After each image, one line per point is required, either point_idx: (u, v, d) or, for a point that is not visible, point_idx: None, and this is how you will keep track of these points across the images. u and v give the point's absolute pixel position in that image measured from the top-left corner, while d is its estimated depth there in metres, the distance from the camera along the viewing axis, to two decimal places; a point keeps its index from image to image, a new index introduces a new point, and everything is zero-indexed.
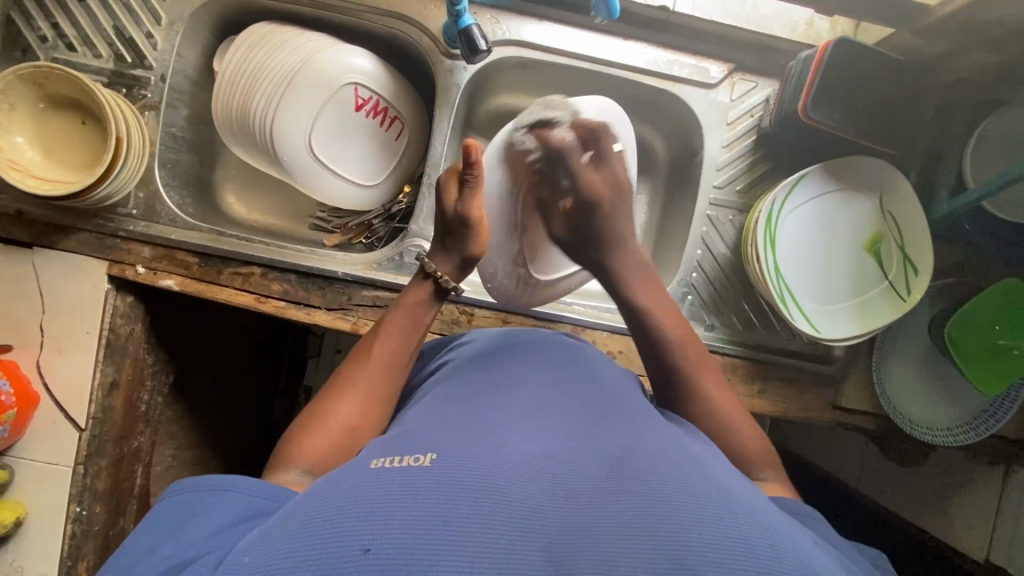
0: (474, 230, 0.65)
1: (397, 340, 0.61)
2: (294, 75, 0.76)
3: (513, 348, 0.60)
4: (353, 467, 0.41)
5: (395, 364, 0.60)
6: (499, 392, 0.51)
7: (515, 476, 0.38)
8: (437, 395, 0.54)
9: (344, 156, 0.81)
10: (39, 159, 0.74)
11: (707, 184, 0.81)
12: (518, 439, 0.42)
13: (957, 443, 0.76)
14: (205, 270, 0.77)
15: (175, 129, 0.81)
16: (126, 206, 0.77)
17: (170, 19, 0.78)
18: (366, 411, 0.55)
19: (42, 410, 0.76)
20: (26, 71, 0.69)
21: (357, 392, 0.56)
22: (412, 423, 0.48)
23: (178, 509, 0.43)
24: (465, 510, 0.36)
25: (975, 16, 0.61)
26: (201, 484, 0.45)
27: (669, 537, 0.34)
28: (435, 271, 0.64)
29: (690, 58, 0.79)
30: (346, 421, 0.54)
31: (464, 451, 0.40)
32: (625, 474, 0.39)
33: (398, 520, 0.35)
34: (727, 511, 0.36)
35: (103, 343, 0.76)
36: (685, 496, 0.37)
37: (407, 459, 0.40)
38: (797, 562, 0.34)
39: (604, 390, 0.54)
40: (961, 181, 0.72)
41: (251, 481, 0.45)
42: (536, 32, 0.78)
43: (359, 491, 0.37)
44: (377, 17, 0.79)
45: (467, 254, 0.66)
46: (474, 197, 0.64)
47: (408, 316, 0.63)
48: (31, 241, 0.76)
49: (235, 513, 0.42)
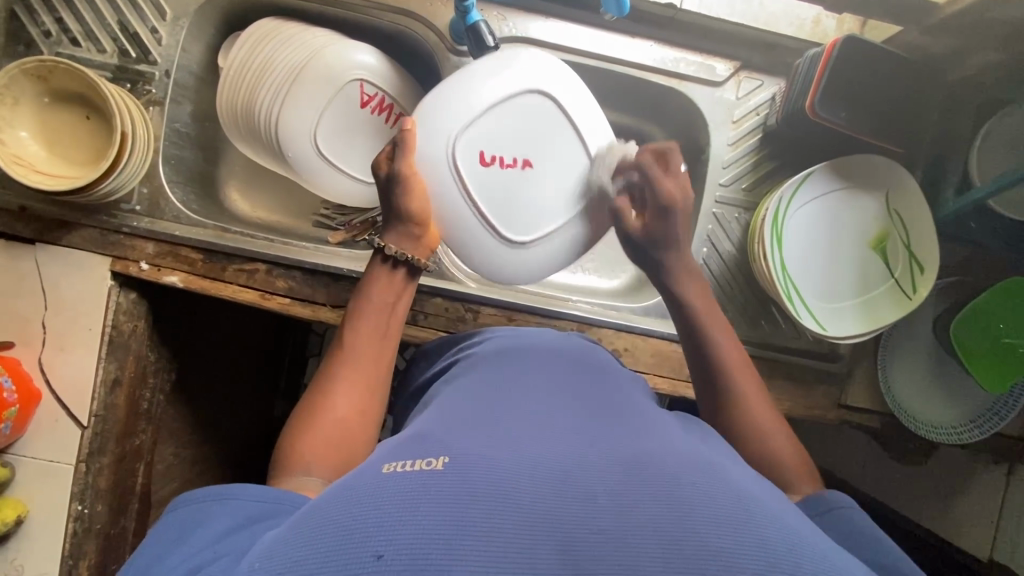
0: (409, 187, 0.62)
1: (375, 328, 0.60)
2: (300, 71, 0.75)
3: (521, 349, 0.60)
4: (364, 471, 0.41)
5: (376, 350, 0.59)
6: (509, 395, 0.50)
7: (529, 478, 0.38)
8: (447, 396, 0.53)
9: (349, 152, 0.80)
10: (42, 155, 0.73)
11: (713, 182, 0.81)
12: (530, 442, 0.42)
13: (961, 440, 0.77)
14: (209, 267, 0.77)
15: (180, 125, 0.81)
16: (130, 202, 0.77)
17: (175, 14, 0.78)
18: (353, 404, 0.55)
19: (44, 407, 0.75)
20: (30, 65, 0.69)
21: (340, 387, 0.56)
22: (425, 423, 0.48)
23: (188, 516, 0.43)
24: (480, 515, 0.35)
25: (982, 14, 0.62)
26: (209, 492, 0.44)
27: (686, 543, 0.34)
28: (382, 245, 0.62)
29: (696, 56, 0.79)
30: (334, 415, 0.53)
31: (476, 454, 0.40)
32: (639, 476, 0.39)
33: (411, 525, 0.34)
34: (746, 517, 0.36)
35: (105, 340, 0.76)
36: (703, 500, 0.37)
37: (420, 463, 0.40)
38: (817, 567, 0.34)
39: (615, 393, 0.53)
40: (966, 179, 0.72)
41: (255, 485, 0.44)
42: (542, 30, 0.78)
43: (371, 495, 0.37)
44: (383, 14, 0.79)
45: (410, 218, 0.63)
46: (405, 155, 0.62)
47: (381, 300, 0.61)
48: (33, 237, 0.75)
49: (245, 516, 0.42)
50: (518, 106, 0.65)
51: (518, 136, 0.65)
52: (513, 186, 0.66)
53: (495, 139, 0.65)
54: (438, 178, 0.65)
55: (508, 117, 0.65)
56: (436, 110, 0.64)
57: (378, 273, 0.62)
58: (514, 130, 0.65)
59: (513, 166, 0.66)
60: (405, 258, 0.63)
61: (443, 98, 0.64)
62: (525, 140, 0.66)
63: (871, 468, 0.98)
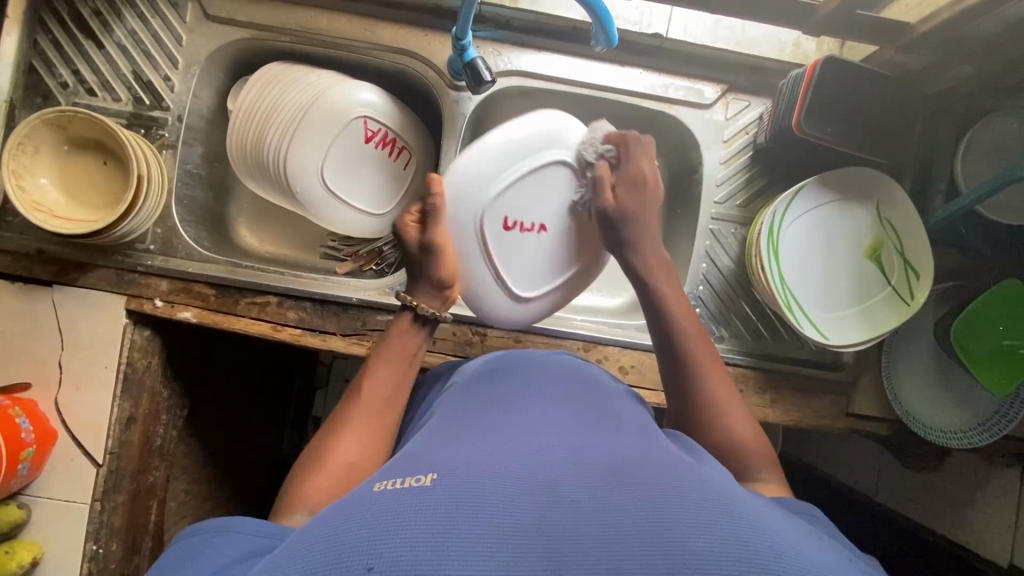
0: (437, 253, 0.66)
1: (389, 378, 0.62)
2: (306, 111, 0.79)
3: (505, 367, 0.61)
4: (356, 492, 0.42)
5: (390, 396, 0.61)
6: (493, 414, 0.51)
7: (515, 489, 0.39)
8: (434, 418, 0.55)
9: (354, 186, 0.83)
10: (61, 200, 0.76)
11: (708, 200, 0.84)
12: (516, 454, 0.43)
13: (971, 445, 0.76)
14: (221, 301, 0.79)
15: (191, 166, 0.84)
16: (144, 241, 0.79)
17: (186, 62, 0.81)
18: (362, 447, 0.56)
19: (60, 447, 0.76)
20: (51, 116, 0.72)
21: (349, 429, 0.57)
22: (417, 443, 0.49)
23: (183, 554, 0.43)
24: (467, 526, 0.36)
25: (954, 31, 0.65)
26: (206, 527, 0.45)
27: (670, 547, 0.35)
28: (413, 303, 0.66)
29: (684, 81, 0.83)
30: (344, 457, 0.54)
31: (464, 469, 0.41)
32: (624, 484, 0.40)
33: (402, 538, 0.35)
34: (724, 519, 0.37)
35: (120, 378, 0.77)
36: (685, 506, 0.38)
37: (409, 480, 0.41)
38: (797, 564, 0.35)
39: (602, 407, 0.54)
40: (953, 186, 0.75)
41: (250, 518, 0.45)
42: (535, 62, 0.82)
43: (364, 511, 0.38)
44: (384, 54, 0.83)
45: (440, 281, 0.67)
46: (434, 225, 0.66)
47: (401, 349, 0.65)
48: (50, 279, 0.77)
49: (241, 552, 0.42)
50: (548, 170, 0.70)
51: (539, 200, 0.71)
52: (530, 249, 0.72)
53: (515, 205, 0.70)
54: (466, 243, 0.69)
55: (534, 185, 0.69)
56: (465, 184, 0.68)
57: (405, 327, 0.66)
58: (540, 191, 0.70)
59: (531, 231, 0.71)
60: (431, 316, 0.67)
61: (471, 172, 0.68)
62: (539, 206, 0.71)
63: (885, 478, 0.98)
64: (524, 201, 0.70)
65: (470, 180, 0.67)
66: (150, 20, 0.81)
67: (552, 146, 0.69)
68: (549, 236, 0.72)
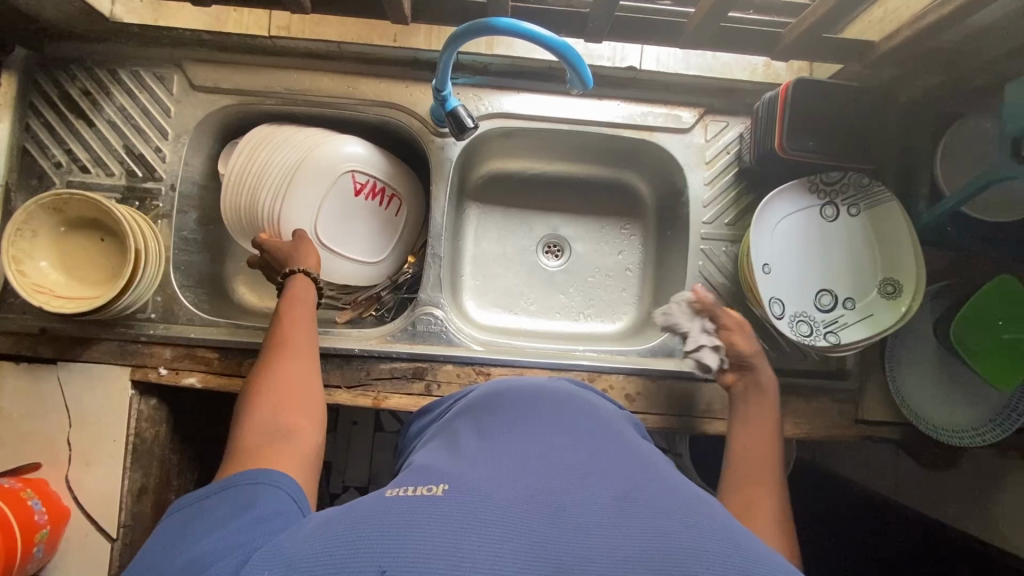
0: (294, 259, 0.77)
1: (299, 337, 0.67)
2: (296, 168, 0.80)
3: (508, 387, 0.61)
4: (369, 499, 0.43)
5: (301, 354, 0.65)
6: (504, 431, 0.52)
7: (524, 504, 0.40)
8: (439, 442, 0.55)
9: (346, 238, 0.84)
10: (62, 279, 0.77)
11: (696, 221, 0.85)
12: (528, 471, 0.44)
13: (983, 442, 0.75)
14: (225, 364, 0.79)
15: (187, 233, 0.85)
16: (145, 311, 0.80)
17: (176, 132, 0.83)
18: (282, 404, 0.58)
19: (74, 524, 0.76)
20: (47, 200, 0.73)
21: (260, 398, 0.59)
22: (427, 460, 0.50)
23: (178, 522, 0.46)
24: (478, 539, 0.36)
25: (919, 45, 0.67)
26: (200, 493, 0.49)
27: (673, 569, 0.35)
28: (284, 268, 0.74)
29: (662, 108, 0.84)
30: (266, 412, 0.57)
31: (472, 482, 0.42)
32: (632, 509, 0.40)
33: (413, 544, 0.36)
34: (733, 548, 0.37)
35: (130, 449, 0.77)
36: (692, 533, 0.38)
37: (420, 491, 0.42)
38: None
39: (607, 424, 0.55)
40: (936, 189, 0.76)
41: (241, 471, 0.49)
42: (514, 103, 0.84)
43: (377, 517, 0.39)
44: (368, 108, 0.84)
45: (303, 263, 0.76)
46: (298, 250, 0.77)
47: (304, 313, 0.70)
48: (55, 356, 0.78)
49: (239, 505, 0.46)
50: (824, 292, 0.78)
51: (802, 279, 0.79)
52: (772, 270, 0.78)
53: (781, 268, 0.79)
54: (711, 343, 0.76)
55: (806, 285, 0.79)
56: (781, 284, 0.78)
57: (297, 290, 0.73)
58: (804, 272, 0.79)
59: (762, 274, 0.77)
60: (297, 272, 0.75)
61: (797, 273, 0.79)
62: (782, 280, 0.78)
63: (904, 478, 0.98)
64: (789, 280, 0.78)
65: (787, 285, 0.78)
66: (137, 95, 0.83)
67: (831, 323, 0.77)
68: (772, 274, 0.78)
